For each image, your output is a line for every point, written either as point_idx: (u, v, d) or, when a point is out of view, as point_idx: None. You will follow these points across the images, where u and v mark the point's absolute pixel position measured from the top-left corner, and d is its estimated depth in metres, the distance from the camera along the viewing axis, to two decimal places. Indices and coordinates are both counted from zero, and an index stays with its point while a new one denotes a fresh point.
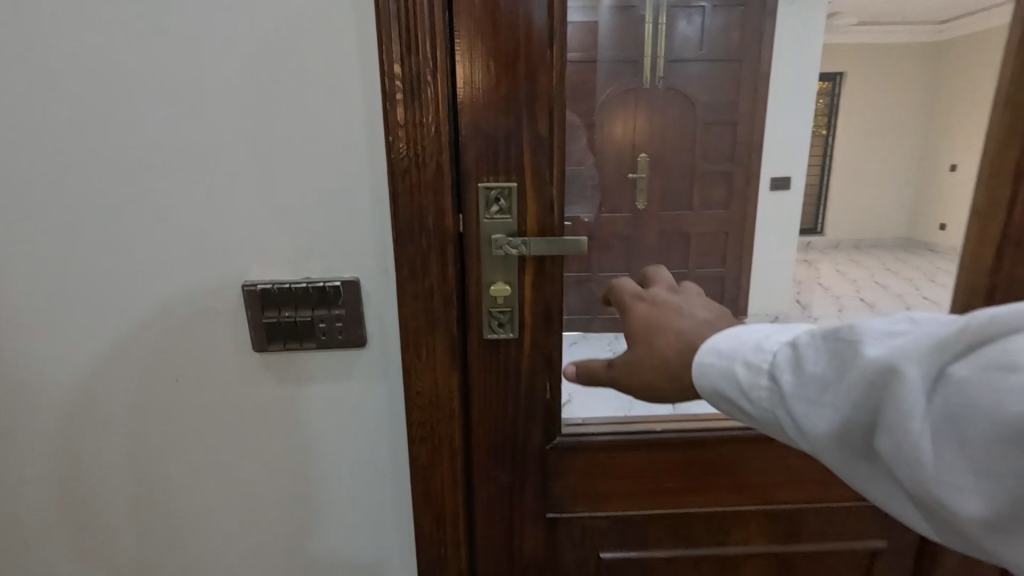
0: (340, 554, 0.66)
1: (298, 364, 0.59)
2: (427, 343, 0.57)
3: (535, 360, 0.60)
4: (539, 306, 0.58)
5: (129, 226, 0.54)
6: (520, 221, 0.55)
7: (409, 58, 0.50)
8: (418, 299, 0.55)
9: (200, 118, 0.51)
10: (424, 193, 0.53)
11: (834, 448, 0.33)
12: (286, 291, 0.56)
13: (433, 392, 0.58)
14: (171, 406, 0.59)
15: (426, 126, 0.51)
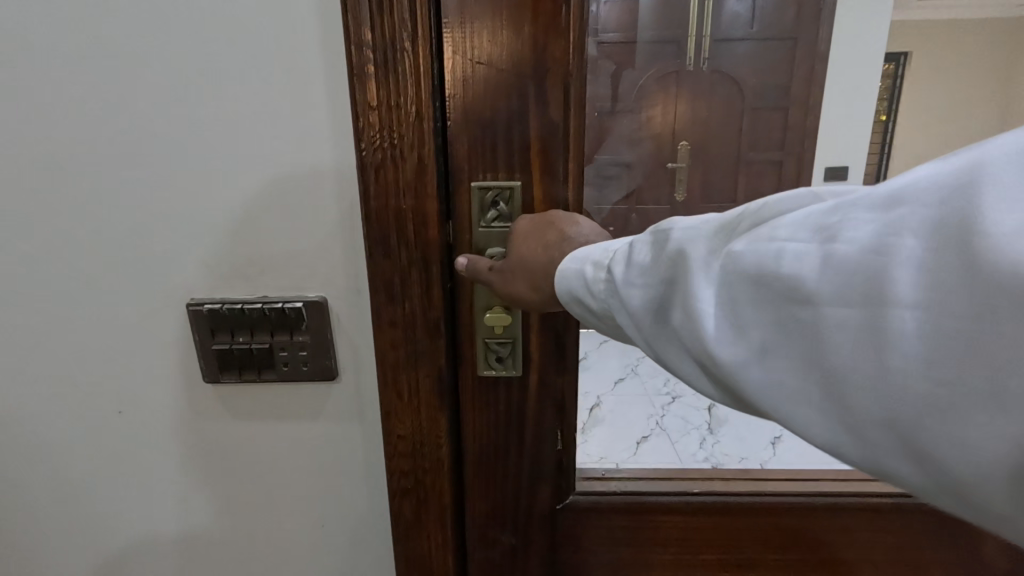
0: None
1: (259, 397, 0.49)
2: (410, 380, 0.46)
3: (543, 402, 0.49)
4: (549, 338, 0.47)
5: (51, 231, 0.44)
6: None
7: (382, 18, 0.38)
8: (397, 325, 0.45)
9: (130, 97, 0.41)
10: (402, 194, 0.41)
11: (642, 339, 0.30)
12: (239, 313, 0.46)
13: (417, 438, 0.48)
14: (114, 442, 0.50)
15: (405, 110, 0.40)
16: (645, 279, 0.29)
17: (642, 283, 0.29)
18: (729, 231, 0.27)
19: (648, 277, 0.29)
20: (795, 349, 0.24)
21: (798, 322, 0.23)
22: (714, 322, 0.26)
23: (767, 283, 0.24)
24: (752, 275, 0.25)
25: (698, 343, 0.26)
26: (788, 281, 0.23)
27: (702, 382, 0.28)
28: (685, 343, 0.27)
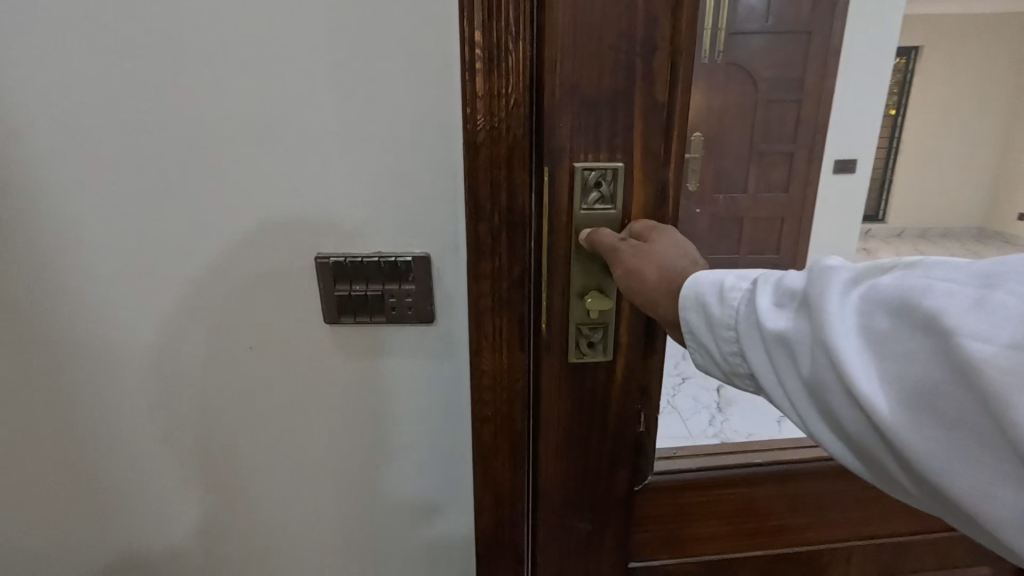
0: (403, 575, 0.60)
1: (368, 342, 0.51)
2: (505, 351, 0.49)
3: (627, 383, 0.50)
4: (638, 321, 0.48)
5: (183, 183, 0.45)
6: (625, 210, 0.44)
7: (492, 24, 0.40)
8: (488, 279, 0.46)
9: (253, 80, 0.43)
10: (501, 175, 0.43)
11: (759, 356, 0.29)
12: (357, 264, 0.47)
13: (508, 408, 0.51)
14: (220, 411, 0.53)
15: (506, 98, 0.41)
16: (780, 297, 0.28)
17: (777, 301, 0.28)
18: (884, 271, 0.26)
19: (784, 296, 0.28)
20: (939, 384, 0.22)
21: (946, 358, 0.22)
22: (850, 346, 0.25)
23: (913, 318, 0.23)
24: (901, 307, 0.24)
25: (830, 364, 0.25)
26: (941, 314, 0.22)
27: (814, 409, 0.27)
28: (810, 363, 0.26)
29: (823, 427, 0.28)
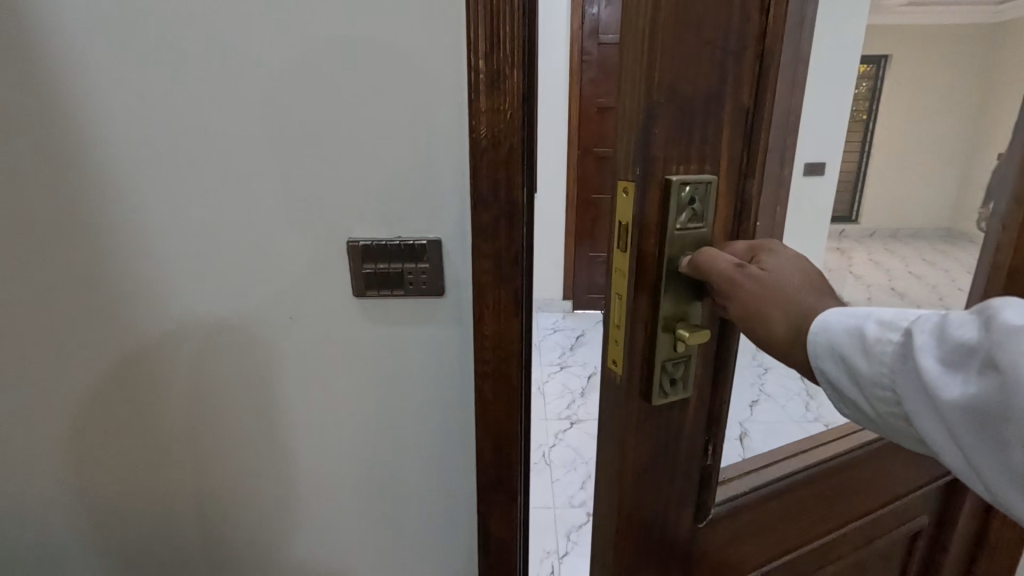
0: (415, 456, 0.93)
1: (388, 302, 0.83)
2: (495, 298, 0.77)
3: (697, 408, 0.54)
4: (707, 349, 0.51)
5: (294, 201, 0.78)
6: (709, 227, 0.46)
7: (488, 72, 0.67)
8: (489, 256, 0.75)
9: (338, 147, 0.75)
10: (496, 171, 0.71)
11: (916, 397, 0.39)
12: (385, 246, 0.79)
13: (498, 337, 0.79)
14: (298, 344, 0.86)
15: (504, 116, 0.68)
16: (941, 351, 0.37)
17: (944, 359, 0.37)
18: None
19: (951, 356, 0.37)
20: None
21: None
22: (1016, 393, 0.33)
23: None
24: None
25: (1000, 407, 0.34)
26: None
27: (984, 443, 0.36)
28: (977, 403, 0.35)
29: (990, 459, 0.36)
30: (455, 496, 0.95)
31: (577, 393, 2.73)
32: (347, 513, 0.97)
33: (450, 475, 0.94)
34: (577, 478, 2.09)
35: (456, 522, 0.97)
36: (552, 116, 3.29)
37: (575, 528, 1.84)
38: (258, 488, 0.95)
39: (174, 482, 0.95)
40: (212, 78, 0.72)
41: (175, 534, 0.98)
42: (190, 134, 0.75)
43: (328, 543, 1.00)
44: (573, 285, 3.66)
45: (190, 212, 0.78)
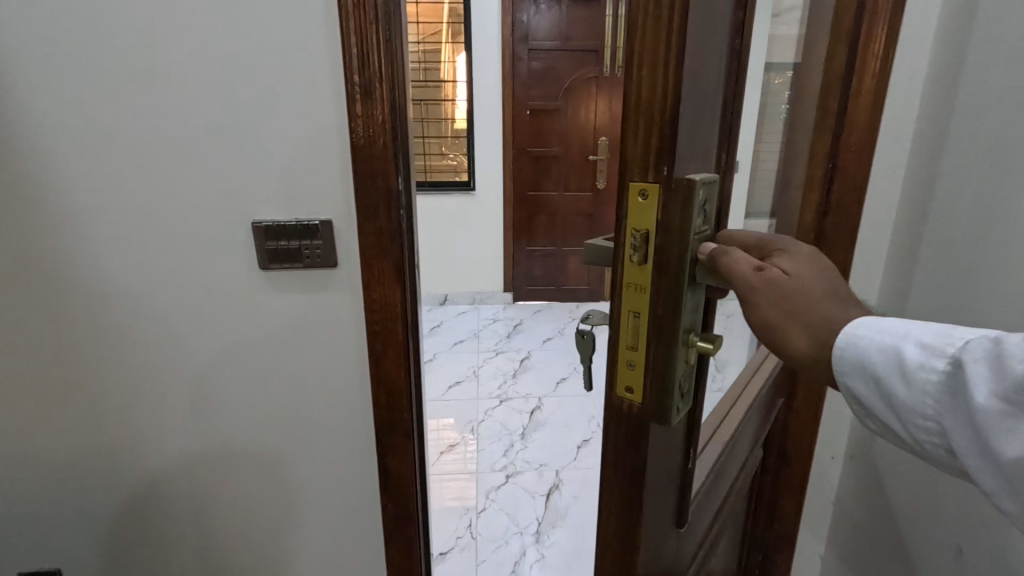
0: (324, 402, 1.13)
1: (292, 273, 1.04)
2: (379, 261, 1.01)
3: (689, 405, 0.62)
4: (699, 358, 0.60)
5: (225, 189, 0.99)
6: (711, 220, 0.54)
7: (363, 83, 0.92)
8: (372, 233, 1.00)
9: (251, 146, 0.96)
10: (372, 160, 0.96)
11: (964, 423, 0.42)
12: (282, 225, 1.00)
13: (384, 296, 1.04)
14: (221, 307, 1.06)
15: (377, 118, 0.93)
16: (987, 378, 0.41)
17: (1004, 396, 0.40)
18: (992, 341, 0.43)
19: (1008, 395, 0.40)
20: None
21: None
22: None
23: None
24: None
25: None
26: None
27: None
28: None
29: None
30: (364, 435, 1.15)
31: (509, 373, 2.87)
32: (273, 455, 1.16)
33: (356, 415, 1.14)
34: (503, 445, 2.22)
35: (363, 458, 1.17)
36: (490, 114, 3.51)
37: (495, 488, 1.97)
38: (193, 436, 1.14)
39: (119, 434, 1.12)
40: (167, 95, 0.94)
41: (121, 481, 1.15)
42: (149, 136, 0.95)
43: (257, 484, 1.18)
44: (511, 277, 3.88)
45: (146, 200, 0.99)
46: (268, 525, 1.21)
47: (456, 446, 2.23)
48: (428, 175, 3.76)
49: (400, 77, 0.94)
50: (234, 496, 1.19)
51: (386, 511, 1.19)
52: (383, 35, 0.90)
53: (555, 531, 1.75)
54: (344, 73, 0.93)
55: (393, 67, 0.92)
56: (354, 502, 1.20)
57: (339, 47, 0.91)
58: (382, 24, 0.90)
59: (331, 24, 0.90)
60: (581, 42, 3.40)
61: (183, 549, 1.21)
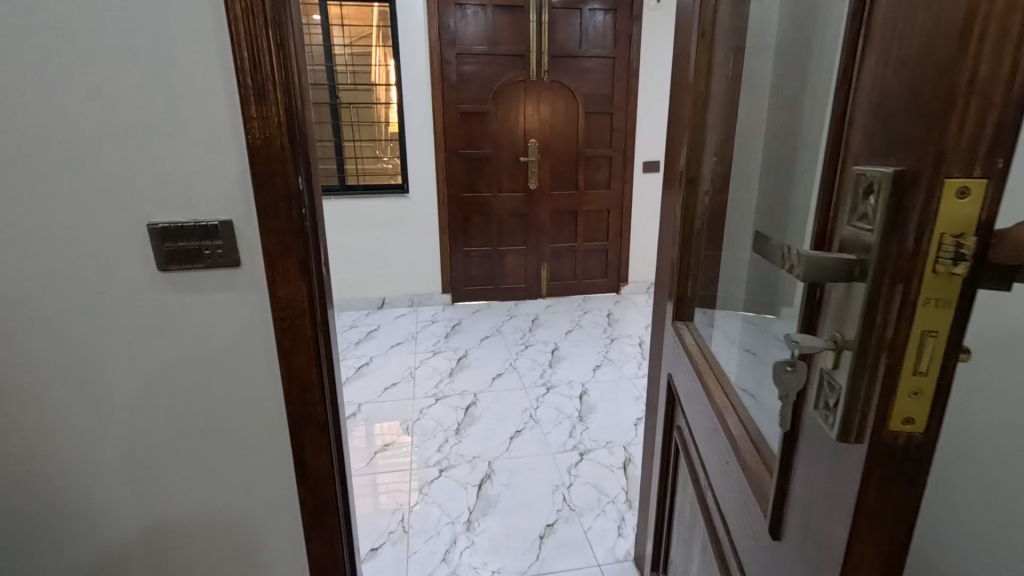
0: (233, 402, 1.14)
1: (193, 275, 1.05)
2: (283, 260, 1.04)
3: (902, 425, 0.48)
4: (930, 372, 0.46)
5: (116, 193, 0.99)
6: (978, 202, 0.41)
7: (257, 87, 0.95)
8: (276, 232, 1.02)
9: (142, 149, 0.97)
10: (271, 162, 0.98)
11: None
12: (179, 227, 1.01)
13: (290, 294, 1.06)
14: (117, 312, 1.05)
15: (273, 121, 0.97)
16: None
17: None
18: None
19: None
20: None
21: None
22: None
23: None
24: None
25: None
26: None
27: None
28: None
29: None
30: (275, 433, 1.16)
31: (446, 373, 2.91)
32: (183, 459, 1.16)
33: (266, 415, 1.15)
34: (437, 442, 2.26)
35: (276, 455, 1.18)
36: (420, 117, 3.54)
37: (429, 482, 2.01)
38: (95, 445, 1.12)
39: (12, 447, 1.09)
40: (46, 100, 0.93)
41: (16, 495, 1.12)
42: (28, 141, 0.94)
43: (166, 489, 1.17)
44: (449, 279, 3.93)
45: (29, 205, 0.97)
46: (181, 531, 1.21)
47: (391, 445, 2.25)
48: (361, 179, 3.79)
49: (294, 81, 0.97)
50: (143, 504, 1.17)
51: (303, 507, 1.22)
52: (273, 42, 0.94)
53: (486, 517, 1.82)
54: (234, 76, 0.95)
55: (286, 72, 0.95)
56: (270, 501, 1.21)
57: (229, 51, 0.94)
58: (272, 31, 0.93)
59: (215, 28, 0.92)
60: (508, 46, 3.50)
61: (90, 561, 1.19)
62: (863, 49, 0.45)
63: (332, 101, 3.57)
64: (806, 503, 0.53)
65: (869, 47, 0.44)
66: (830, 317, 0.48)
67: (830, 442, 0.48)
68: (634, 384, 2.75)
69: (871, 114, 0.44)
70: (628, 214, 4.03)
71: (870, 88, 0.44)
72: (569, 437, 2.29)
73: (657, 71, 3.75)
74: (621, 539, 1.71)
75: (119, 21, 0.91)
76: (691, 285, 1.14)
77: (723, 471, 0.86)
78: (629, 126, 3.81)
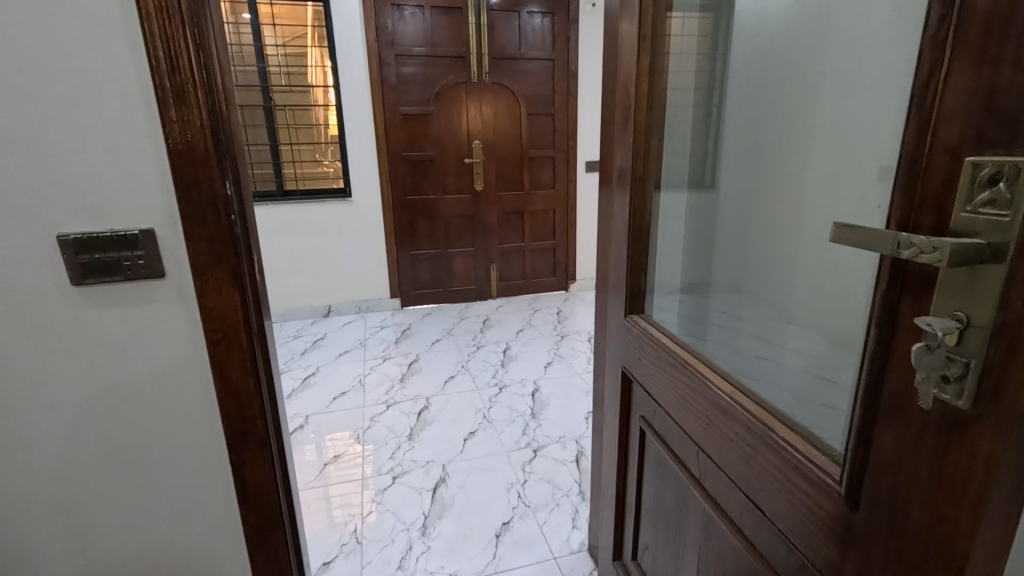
0: (166, 421, 1.08)
1: (112, 289, 0.99)
2: (213, 269, 1.00)
3: None
4: None
5: (19, 203, 0.91)
6: None
7: (174, 90, 0.90)
8: (203, 241, 0.98)
9: (47, 156, 0.90)
10: (195, 168, 0.94)
11: None
12: (94, 238, 0.95)
13: (222, 305, 1.02)
14: (27, 332, 0.97)
15: (194, 125, 0.92)
16: None
17: None
18: None
19: None
20: None
21: None
22: None
23: None
24: None
25: None
26: None
27: None
28: None
29: None
30: (212, 451, 1.11)
31: (397, 379, 2.86)
32: (111, 484, 1.09)
33: (202, 432, 1.10)
34: (390, 448, 2.23)
35: (216, 474, 1.13)
36: (360, 119, 3.47)
37: (382, 490, 1.98)
38: (9, 476, 1.04)
39: None
40: None
41: None
42: None
43: (93, 517, 1.10)
44: (397, 283, 3.87)
45: None
46: (113, 561, 1.13)
47: (340, 456, 2.19)
48: (301, 184, 3.67)
49: (216, 83, 0.93)
50: (69, 534, 1.10)
51: (246, 525, 1.17)
52: (192, 41, 0.89)
53: (441, 521, 1.81)
54: (150, 77, 0.90)
55: (208, 73, 0.91)
56: (210, 522, 1.16)
57: (142, 51, 0.89)
58: (189, 28, 0.89)
59: (127, 27, 0.87)
60: (448, 48, 3.49)
61: None
62: (958, 31, 0.43)
63: (266, 104, 3.44)
64: (891, 473, 0.53)
65: (966, 29, 0.43)
66: (941, 295, 0.47)
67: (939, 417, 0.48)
68: (583, 379, 2.82)
69: (980, 103, 0.42)
70: (573, 213, 4.11)
71: (972, 73, 0.42)
72: (522, 435, 2.31)
73: (595, 72, 3.83)
74: (575, 530, 1.75)
75: (15, 18, 0.84)
76: (644, 280, 1.16)
77: (737, 453, 0.84)
78: (570, 128, 3.89)
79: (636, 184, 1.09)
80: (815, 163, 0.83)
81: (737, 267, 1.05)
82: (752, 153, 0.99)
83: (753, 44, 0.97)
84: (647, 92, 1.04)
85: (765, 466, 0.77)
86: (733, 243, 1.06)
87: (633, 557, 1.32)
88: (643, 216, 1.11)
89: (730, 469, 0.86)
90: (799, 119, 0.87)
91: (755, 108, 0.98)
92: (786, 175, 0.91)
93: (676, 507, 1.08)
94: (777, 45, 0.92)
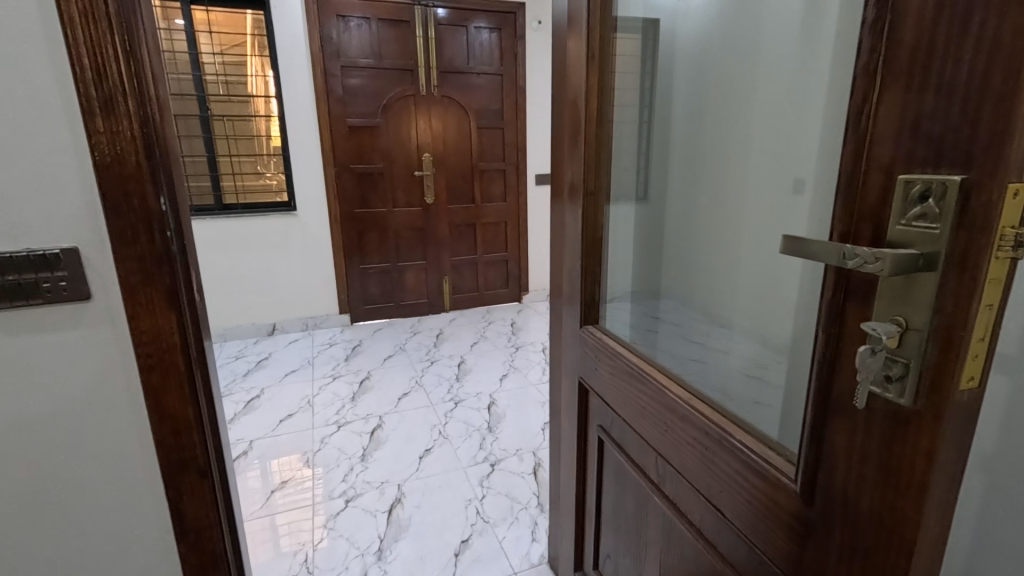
0: (92, 453, 0.99)
1: (28, 313, 0.90)
2: (145, 289, 0.93)
3: None
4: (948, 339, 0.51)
5: None
6: None
7: (100, 99, 0.84)
8: (134, 259, 0.91)
9: None
10: (125, 180, 0.88)
11: None
12: (9, 257, 0.87)
13: (155, 326, 0.95)
14: None
15: (124, 136, 0.86)
16: None
17: None
18: None
19: None
20: None
21: None
22: None
23: None
24: None
25: None
26: None
27: None
28: None
29: None
30: (145, 485, 1.03)
31: (348, 397, 2.77)
32: (29, 527, 0.99)
33: (134, 464, 1.01)
34: (341, 471, 2.15)
35: (152, 508, 1.04)
36: (305, 131, 3.37)
37: (335, 515, 1.90)
38: None
39: None
40: None
41: None
42: None
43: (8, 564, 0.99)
44: (347, 298, 3.77)
45: None
46: None
47: (288, 482, 2.08)
48: (241, 197, 3.51)
49: (149, 92, 0.88)
50: None
51: (185, 562, 1.08)
52: (120, 48, 0.83)
53: (397, 544, 1.75)
54: (73, 85, 0.83)
55: (139, 80, 0.86)
56: (144, 561, 1.07)
57: (63, 56, 0.82)
58: (117, 34, 0.83)
59: (45, 29, 0.81)
60: (396, 61, 3.47)
61: None
62: (886, 61, 0.48)
63: (202, 113, 3.28)
64: (840, 464, 0.57)
65: (896, 60, 0.47)
66: (881, 300, 0.50)
67: (883, 416, 0.51)
68: (538, 391, 2.83)
69: (908, 122, 0.46)
70: (524, 225, 4.15)
71: (900, 99, 0.46)
72: (479, 449, 2.29)
73: (543, 88, 3.91)
74: (535, 543, 1.74)
75: None
76: (596, 290, 1.18)
77: (695, 456, 0.86)
78: (520, 141, 3.94)
79: (587, 197, 1.12)
80: (753, 178, 0.88)
81: (684, 278, 1.09)
82: (694, 168, 1.04)
83: (693, 64, 1.02)
84: (596, 109, 1.07)
85: (722, 468, 0.79)
86: (678, 256, 1.10)
87: (595, 567, 1.33)
88: (595, 228, 1.14)
89: (688, 473, 0.88)
90: (736, 136, 0.92)
91: (696, 126, 1.03)
92: (725, 189, 0.96)
93: (636, 511, 1.10)
94: (715, 67, 0.97)
